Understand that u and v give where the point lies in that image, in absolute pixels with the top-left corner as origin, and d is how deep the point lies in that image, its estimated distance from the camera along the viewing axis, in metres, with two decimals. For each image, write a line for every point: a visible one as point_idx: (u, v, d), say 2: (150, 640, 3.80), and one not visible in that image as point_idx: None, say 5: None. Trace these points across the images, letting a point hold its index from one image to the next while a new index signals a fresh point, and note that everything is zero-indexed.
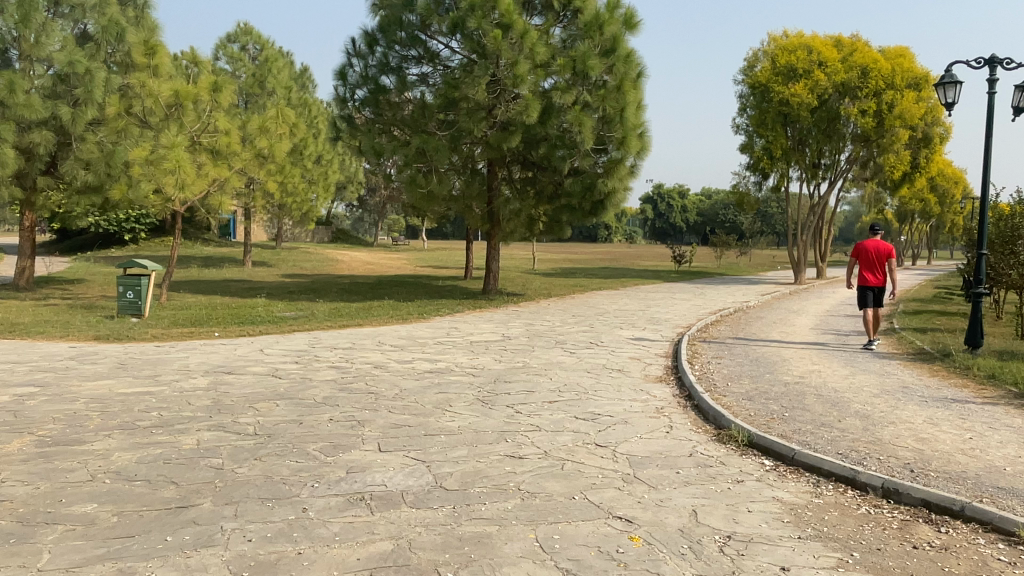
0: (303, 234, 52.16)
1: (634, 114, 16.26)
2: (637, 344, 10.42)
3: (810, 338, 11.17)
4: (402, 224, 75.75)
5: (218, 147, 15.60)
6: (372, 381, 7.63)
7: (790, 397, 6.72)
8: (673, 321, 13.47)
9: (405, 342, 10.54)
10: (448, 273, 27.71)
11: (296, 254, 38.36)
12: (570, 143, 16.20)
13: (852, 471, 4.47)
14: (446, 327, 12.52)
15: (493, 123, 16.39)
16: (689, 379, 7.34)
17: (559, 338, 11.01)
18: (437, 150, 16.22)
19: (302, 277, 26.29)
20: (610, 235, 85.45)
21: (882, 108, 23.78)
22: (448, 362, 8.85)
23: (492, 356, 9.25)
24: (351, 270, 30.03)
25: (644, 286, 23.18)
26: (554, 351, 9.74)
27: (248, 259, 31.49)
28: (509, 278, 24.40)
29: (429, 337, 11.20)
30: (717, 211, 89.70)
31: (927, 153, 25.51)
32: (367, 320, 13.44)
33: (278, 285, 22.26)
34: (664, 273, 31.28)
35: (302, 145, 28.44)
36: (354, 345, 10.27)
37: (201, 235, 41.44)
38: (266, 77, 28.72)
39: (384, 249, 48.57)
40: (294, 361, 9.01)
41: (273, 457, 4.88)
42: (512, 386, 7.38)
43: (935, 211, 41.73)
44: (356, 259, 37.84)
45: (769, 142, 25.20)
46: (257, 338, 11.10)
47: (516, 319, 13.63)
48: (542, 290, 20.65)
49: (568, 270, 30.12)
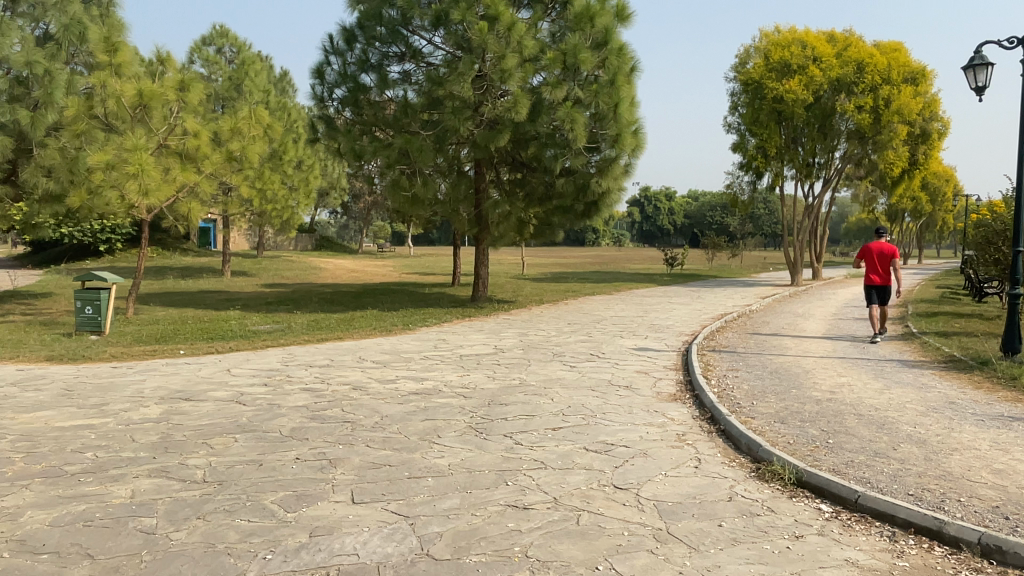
0: (286, 242, 51.09)
1: (629, 111, 15.42)
2: (642, 355, 9.56)
3: (828, 345, 10.35)
4: (389, 232, 74.87)
5: (187, 151, 14.66)
6: (348, 406, 6.71)
7: (827, 419, 5.86)
8: (675, 328, 12.62)
9: (389, 358, 9.63)
10: (435, 279, 26.82)
11: (278, 263, 37.33)
12: (561, 142, 15.37)
13: (937, 521, 3.61)
14: (433, 339, 11.66)
15: (480, 121, 15.58)
16: (710, 398, 6.50)
17: (556, 349, 10.14)
18: (420, 151, 15.36)
19: (283, 287, 25.30)
20: (597, 239, 84.92)
21: (879, 103, 23.12)
22: (436, 380, 7.95)
23: (484, 373, 8.35)
24: (335, 279, 29.07)
25: (638, 290, 22.36)
26: (552, 366, 8.86)
27: (227, 269, 30.49)
28: (499, 283, 23.54)
29: (415, 350, 10.31)
30: (705, 213, 89.38)
31: (926, 149, 24.91)
32: (349, 332, 12.52)
33: (257, 296, 21.26)
34: (656, 276, 30.56)
35: (281, 150, 27.53)
36: (332, 362, 9.36)
37: (180, 244, 40.31)
38: (243, 80, 27.74)
39: (371, 257, 47.60)
40: (264, 383, 8.09)
41: (220, 516, 3.96)
42: (508, 409, 6.49)
43: (926, 209, 41.30)
44: (340, 267, 36.85)
45: (763, 140, 24.58)
46: (226, 356, 10.14)
47: (508, 328, 12.75)
48: (533, 296, 19.77)
49: (559, 276, 29.32)
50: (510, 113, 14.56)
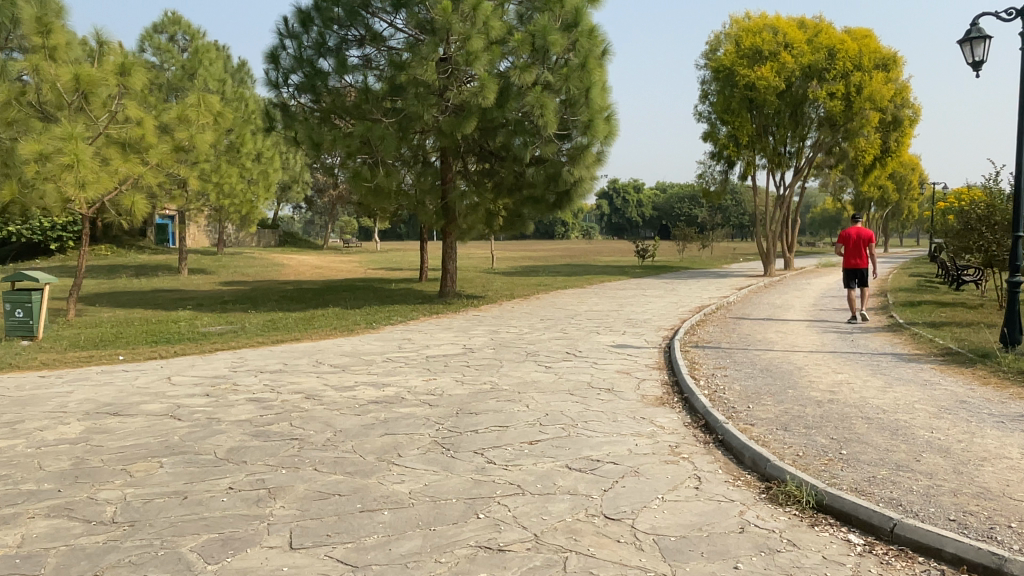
0: (248, 238, 49.59)
1: (601, 96, 14.74)
2: (622, 352, 8.90)
3: (815, 338, 9.80)
4: (356, 228, 73.54)
5: (130, 140, 13.67)
6: (297, 419, 5.93)
7: (834, 424, 5.27)
8: (653, 322, 12.01)
9: (348, 361, 8.84)
10: (402, 275, 25.99)
11: (239, 260, 36.10)
12: (531, 128, 14.66)
13: (995, 558, 3.02)
14: (398, 338, 10.90)
15: (445, 107, 14.83)
16: (702, 403, 5.86)
17: (529, 348, 9.45)
18: (382, 139, 14.56)
19: (243, 285, 24.20)
20: (567, 231, 84.48)
21: (850, 90, 22.81)
22: (398, 386, 7.20)
23: (452, 377, 7.62)
24: (298, 276, 28.04)
25: (611, 283, 21.77)
26: (526, 366, 8.17)
27: (184, 267, 29.28)
28: (467, 278, 22.77)
29: (377, 351, 9.54)
30: (673, 205, 89.52)
31: (898, 137, 24.70)
32: (308, 333, 11.69)
33: (213, 294, 20.17)
34: (629, 268, 30.08)
35: (237, 142, 26.42)
36: (285, 368, 8.55)
37: (135, 242, 38.78)
38: (197, 69, 26.51)
39: (336, 252, 46.47)
40: (205, 392, 7.27)
41: (123, 572, 3.20)
42: (479, 419, 5.78)
43: (893, 197, 41.47)
44: (304, 263, 35.74)
45: (735, 128, 24.22)
46: (169, 362, 9.26)
47: (478, 325, 12.02)
48: (504, 290, 19.05)
49: (530, 269, 28.65)
50: (477, 97, 13.81)
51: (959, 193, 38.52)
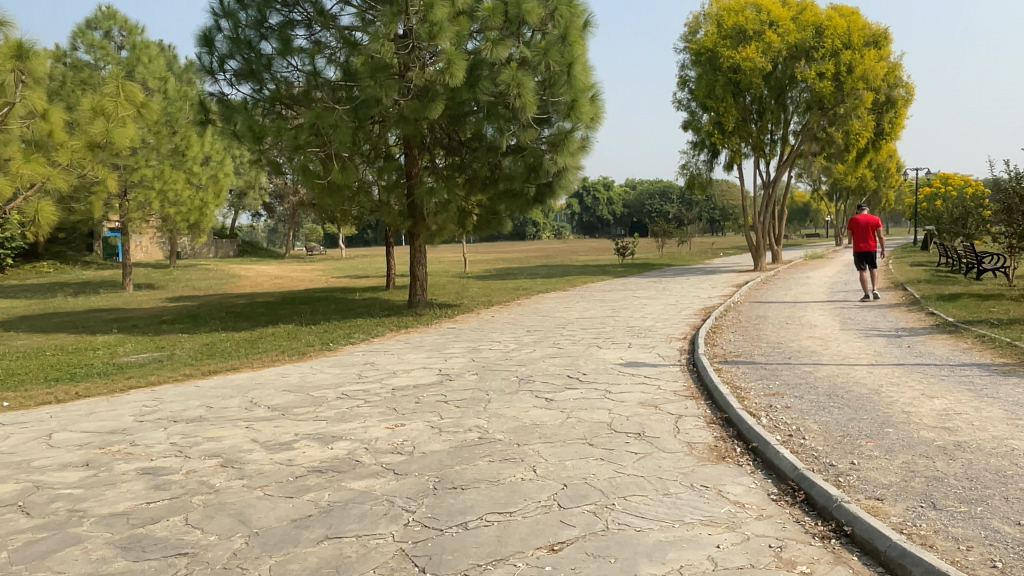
0: (203, 249, 46.94)
1: (585, 73, 12.95)
2: (638, 376, 7.10)
3: (864, 346, 8.11)
4: (321, 236, 70.80)
5: (35, 138, 11.61)
6: (196, 512, 4.01)
7: (1000, 493, 3.53)
8: (660, 331, 10.26)
9: (292, 401, 6.90)
10: (368, 284, 23.99)
11: (194, 272, 33.72)
12: (508, 112, 12.81)
13: None
14: (360, 363, 9.00)
15: (407, 90, 12.94)
16: (790, 462, 4.07)
17: (521, 373, 7.61)
18: (336, 128, 12.59)
19: (191, 301, 21.99)
20: (538, 232, 82.71)
21: (841, 69, 21.39)
22: (353, 440, 5.31)
23: (425, 421, 5.74)
24: (254, 288, 25.88)
25: (595, 284, 20.03)
26: (520, 401, 6.32)
27: (129, 282, 26.93)
28: (439, 284, 20.85)
29: (332, 384, 7.63)
30: (644, 202, 88.49)
31: (891, 118, 23.31)
32: (249, 359, 9.71)
33: (155, 313, 17.98)
34: (609, 268, 28.44)
35: (182, 145, 23.98)
36: (208, 415, 6.58)
37: (80, 258, 36.16)
38: (135, 67, 24.15)
39: (299, 261, 44.09)
40: (86, 460, 5.27)
41: None
42: (467, 500, 3.91)
43: (873, 185, 40.42)
44: (263, 274, 33.49)
45: (719, 114, 22.73)
46: (61, 410, 7.22)
47: (455, 342, 10.15)
48: (480, 297, 17.19)
49: (505, 272, 26.84)
50: (444, 75, 11.91)
51: (939, 179, 37.59)
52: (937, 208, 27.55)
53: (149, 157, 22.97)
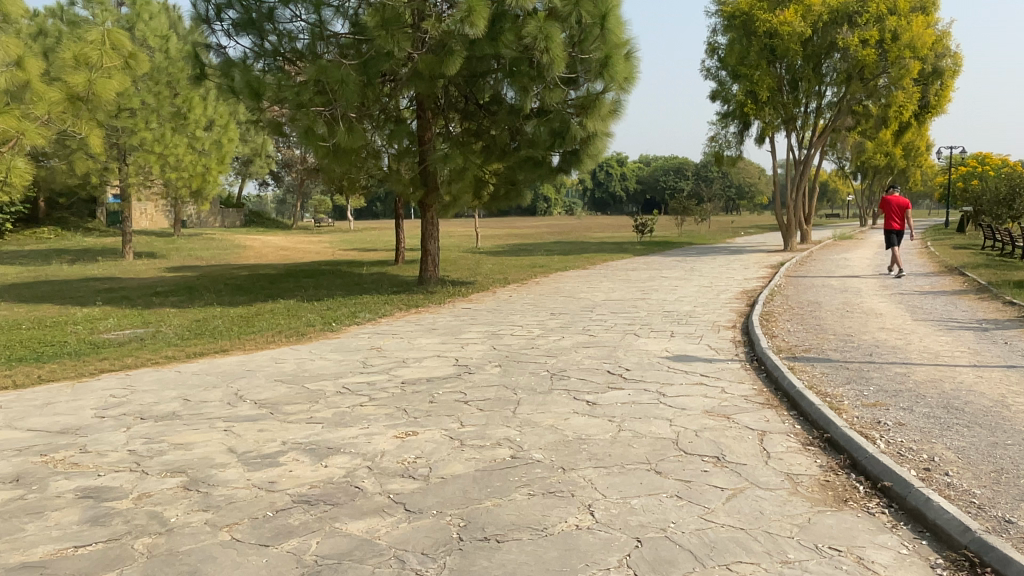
0: (209, 218, 45.98)
1: (620, 27, 11.67)
2: (694, 374, 5.98)
3: (952, 341, 6.92)
4: (330, 208, 69.79)
5: (11, 89, 10.45)
6: (132, 568, 2.92)
7: None
8: (702, 317, 9.13)
9: (283, 395, 5.82)
10: (376, 257, 22.94)
11: (197, 242, 32.71)
12: (533, 69, 11.58)
13: None
14: (366, 347, 7.92)
15: (422, 44, 11.70)
16: (950, 516, 2.98)
17: (552, 366, 6.50)
18: (342, 84, 11.37)
19: (191, 271, 20.98)
20: (549, 208, 81.20)
21: (886, 36, 19.88)
22: (353, 455, 4.22)
23: (442, 431, 4.64)
24: (258, 260, 24.88)
25: (616, 263, 18.85)
26: (557, 404, 5.21)
27: (129, 250, 25.94)
28: (451, 259, 19.75)
29: (332, 374, 6.54)
30: (658, 179, 86.94)
31: (937, 90, 21.81)
32: (243, 340, 8.65)
33: (150, 283, 16.97)
34: (628, 245, 27.22)
35: (184, 107, 22.57)
36: (181, 412, 5.50)
37: (82, 224, 35.22)
38: (135, 24, 22.75)
39: (306, 232, 43.08)
40: (18, 473, 4.20)
41: None
42: (507, 563, 2.82)
43: (901, 164, 38.90)
44: (268, 245, 32.47)
45: (752, 83, 21.34)
46: (15, 399, 6.17)
47: (472, 326, 9.05)
48: (496, 274, 16.07)
49: (519, 248, 25.69)
50: (463, 25, 10.67)
51: (973, 159, 35.97)
52: (975, 188, 26.15)
53: (149, 118, 21.76)
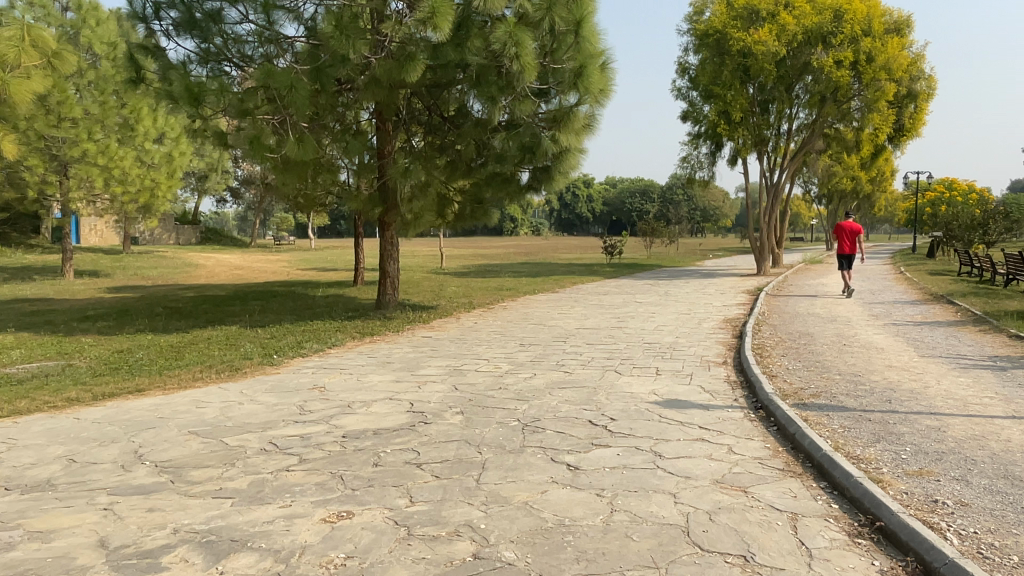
0: (163, 235, 44.29)
1: (596, 35, 10.85)
2: (692, 426, 5.05)
3: (975, 384, 6.09)
4: (292, 225, 68.19)
5: None
6: None
7: None
8: (687, 351, 8.27)
9: (194, 454, 4.73)
10: (335, 278, 21.77)
11: (146, 259, 31.11)
12: (502, 78, 10.69)
13: None
14: (307, 386, 6.85)
15: (381, 48, 10.75)
16: None
17: (523, 414, 5.50)
18: (290, 89, 10.32)
19: (134, 292, 19.55)
20: (516, 228, 80.53)
21: (860, 57, 19.51)
22: (262, 555, 3.16)
23: (384, 512, 3.62)
24: (210, 279, 23.49)
25: (586, 286, 17.99)
26: (531, 469, 4.21)
27: (71, 269, 24.30)
28: (414, 281, 18.72)
29: (259, 424, 5.45)
30: (624, 201, 87.20)
31: (911, 113, 21.55)
32: (167, 377, 7.50)
33: (84, 306, 15.56)
34: (597, 267, 26.48)
35: (132, 118, 21.01)
36: (58, 480, 4.37)
37: (25, 240, 33.33)
38: (81, 30, 21.14)
39: (266, 251, 41.61)
40: None
41: None
42: None
43: (867, 189, 39.07)
44: (223, 263, 31.04)
45: (726, 104, 20.86)
46: None
47: (431, 359, 8.02)
48: (460, 298, 15.09)
49: (485, 269, 24.74)
50: (426, 27, 9.77)
51: (939, 185, 36.25)
52: (943, 213, 26.07)
53: (93, 129, 19.97)
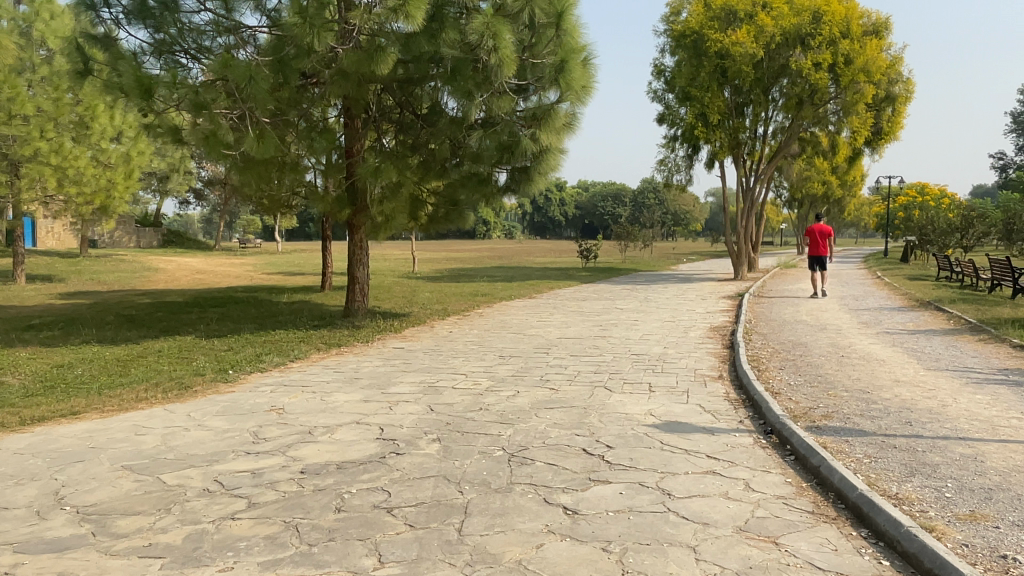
0: (123, 237, 42.84)
1: (579, 28, 10.31)
2: (700, 455, 4.47)
3: (995, 403, 5.62)
4: (258, 228, 66.71)
5: None
6: None
7: None
8: (678, 364, 7.72)
9: (124, 500, 4.02)
10: (302, 283, 20.95)
11: (103, 263, 29.83)
12: (479, 72, 10.01)
13: None
14: (265, 408, 6.14)
15: (349, 38, 10.05)
16: None
17: (507, 441, 4.89)
18: (250, 80, 9.53)
19: (87, 298, 18.48)
20: (488, 231, 79.92)
21: (838, 60, 19.28)
22: None
23: None
24: (170, 285, 22.44)
25: (563, 291, 17.44)
26: (521, 515, 3.60)
27: (22, 273, 23.01)
28: (385, 286, 17.99)
29: (205, 458, 4.75)
30: (596, 204, 87.12)
31: (889, 116, 21.42)
32: (108, 398, 6.70)
33: (30, 313, 14.54)
34: (573, 271, 25.99)
35: (86, 116, 19.53)
36: None
37: None
38: (34, 24, 19.84)
39: (230, 254, 40.38)
40: None
41: None
42: None
43: (839, 193, 39.22)
44: (185, 267, 29.88)
45: (703, 106, 20.51)
46: None
47: (403, 374, 7.36)
48: (433, 304, 14.43)
49: (457, 274, 24.09)
50: (397, 17, 9.09)
51: (911, 190, 36.47)
52: (917, 217, 26.09)
53: (46, 127, 18.62)
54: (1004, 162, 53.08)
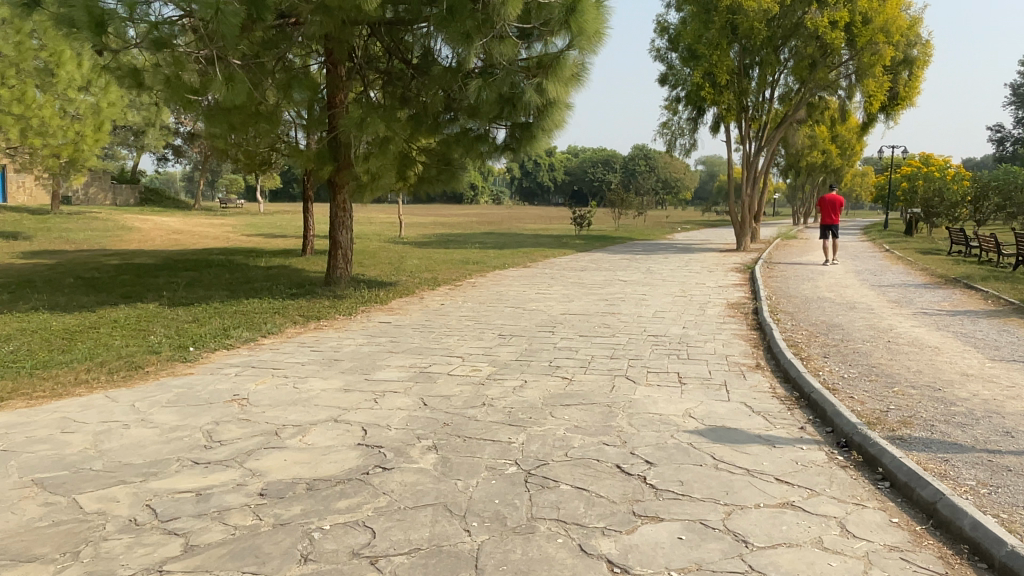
0: (98, 194, 41.22)
1: None
2: (770, 479, 3.52)
3: None
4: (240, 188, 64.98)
5: None
6: None
7: None
8: (704, 348, 6.78)
9: (19, 536, 3.02)
10: (283, 245, 19.81)
11: (74, 221, 28.39)
12: (478, 12, 8.74)
13: None
14: (226, 397, 5.12)
15: None
16: None
17: (522, 452, 3.93)
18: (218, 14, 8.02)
19: (51, 258, 17.25)
20: (476, 196, 78.42)
21: (855, 18, 18.16)
22: None
23: None
24: (141, 245, 21.16)
25: (560, 261, 16.41)
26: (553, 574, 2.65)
27: None
28: (370, 251, 16.88)
29: (140, 471, 3.74)
30: (585, 170, 85.83)
31: (905, 80, 20.34)
32: (42, 381, 5.64)
33: None
34: (567, 239, 25.00)
35: (52, 62, 17.67)
36: None
37: None
38: None
39: (210, 214, 38.92)
40: None
41: None
42: None
43: (838, 163, 38.28)
44: (162, 227, 28.58)
45: (710, 65, 19.35)
46: None
47: (390, 356, 6.37)
48: (422, 272, 13.39)
49: (446, 239, 22.97)
50: None
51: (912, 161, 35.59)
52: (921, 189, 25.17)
53: (6, 73, 17.12)
54: (1002, 134, 52.34)
